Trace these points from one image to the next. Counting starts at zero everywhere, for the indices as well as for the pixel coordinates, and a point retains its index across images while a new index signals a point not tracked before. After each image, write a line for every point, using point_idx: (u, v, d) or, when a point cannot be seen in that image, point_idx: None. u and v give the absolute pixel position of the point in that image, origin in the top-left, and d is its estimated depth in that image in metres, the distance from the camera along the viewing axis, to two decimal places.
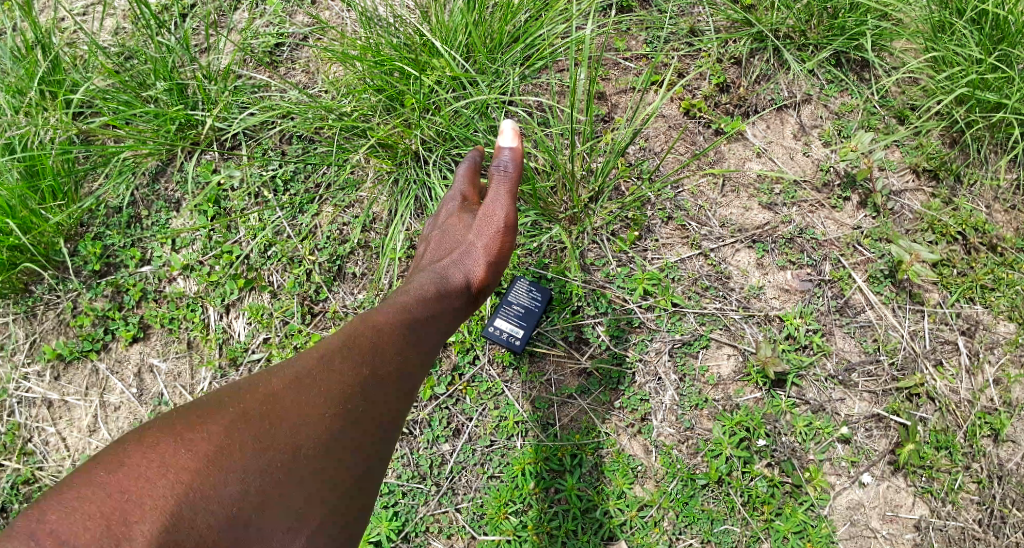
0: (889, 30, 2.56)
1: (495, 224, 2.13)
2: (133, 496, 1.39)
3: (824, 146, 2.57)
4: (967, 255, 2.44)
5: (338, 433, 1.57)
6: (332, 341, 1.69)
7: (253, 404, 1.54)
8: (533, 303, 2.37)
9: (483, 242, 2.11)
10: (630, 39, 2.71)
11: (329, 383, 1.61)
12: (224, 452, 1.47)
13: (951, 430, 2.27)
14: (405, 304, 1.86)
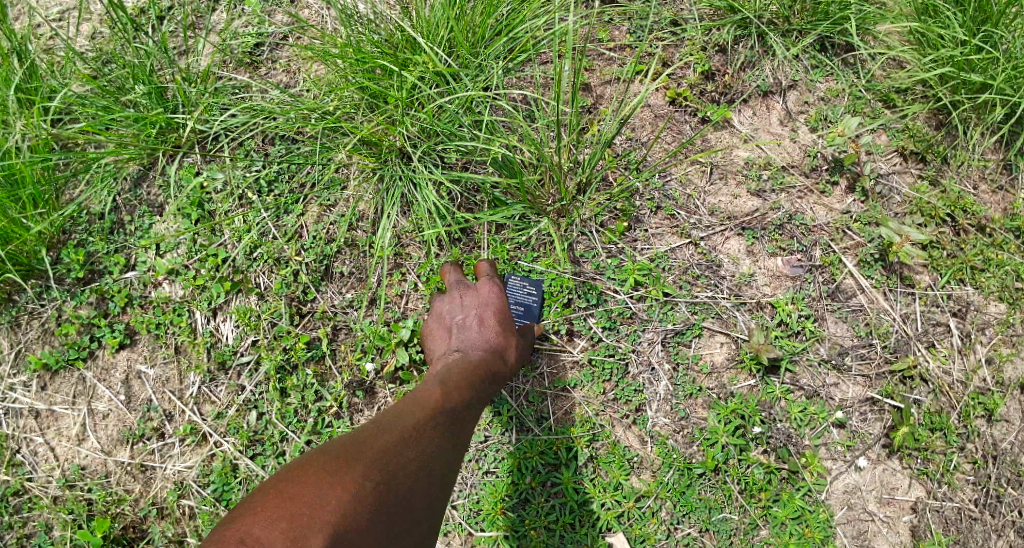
0: (872, 13, 2.59)
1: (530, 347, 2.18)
2: (300, 516, 1.56)
3: (811, 131, 2.57)
4: (956, 236, 2.45)
5: (435, 470, 1.75)
6: (417, 409, 1.84)
7: (368, 449, 1.71)
8: (530, 298, 2.34)
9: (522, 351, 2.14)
10: (614, 29, 2.68)
11: (423, 434, 1.78)
12: (363, 488, 1.64)
13: (945, 412, 2.27)
14: (474, 371, 1.97)
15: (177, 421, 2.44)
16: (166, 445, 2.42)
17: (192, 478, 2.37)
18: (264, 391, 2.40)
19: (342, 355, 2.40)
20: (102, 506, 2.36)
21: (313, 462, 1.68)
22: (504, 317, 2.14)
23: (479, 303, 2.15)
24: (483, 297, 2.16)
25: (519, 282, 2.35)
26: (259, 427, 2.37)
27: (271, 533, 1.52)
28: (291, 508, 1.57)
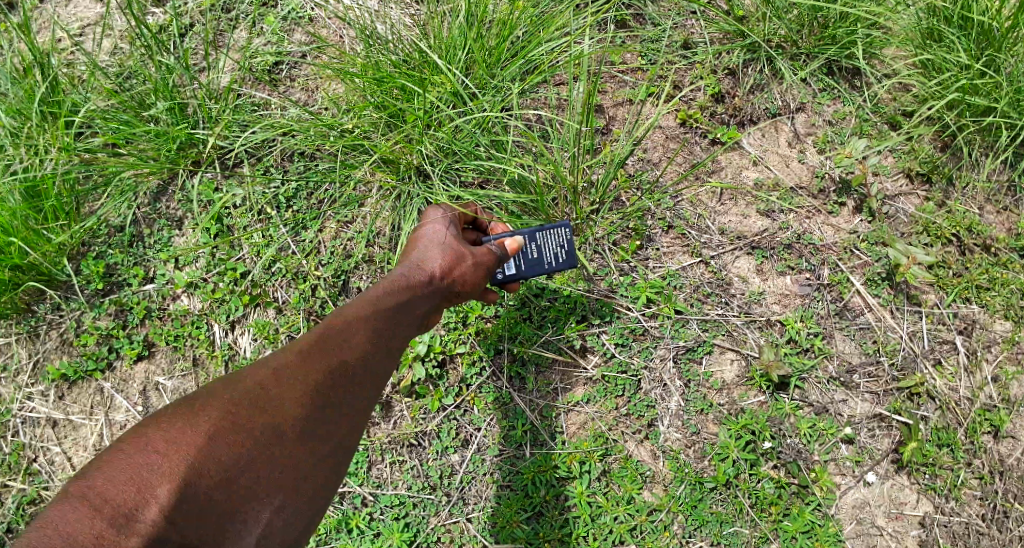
0: (878, 38, 2.67)
1: (484, 273, 1.94)
2: (150, 463, 1.43)
3: (818, 152, 2.64)
4: (962, 255, 2.50)
5: (316, 412, 1.60)
6: (309, 332, 1.67)
7: (242, 387, 1.58)
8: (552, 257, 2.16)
9: (459, 274, 1.87)
10: (626, 52, 2.78)
11: (307, 368, 1.61)
12: (227, 432, 1.51)
13: (952, 428, 2.31)
14: (392, 284, 1.78)
15: None
16: None
17: None
18: None
19: None
20: None
21: (182, 401, 1.56)
22: (443, 245, 1.89)
23: (428, 225, 2.00)
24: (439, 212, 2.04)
25: (559, 238, 2.17)
26: None
27: (111, 484, 1.40)
28: (143, 452, 1.44)
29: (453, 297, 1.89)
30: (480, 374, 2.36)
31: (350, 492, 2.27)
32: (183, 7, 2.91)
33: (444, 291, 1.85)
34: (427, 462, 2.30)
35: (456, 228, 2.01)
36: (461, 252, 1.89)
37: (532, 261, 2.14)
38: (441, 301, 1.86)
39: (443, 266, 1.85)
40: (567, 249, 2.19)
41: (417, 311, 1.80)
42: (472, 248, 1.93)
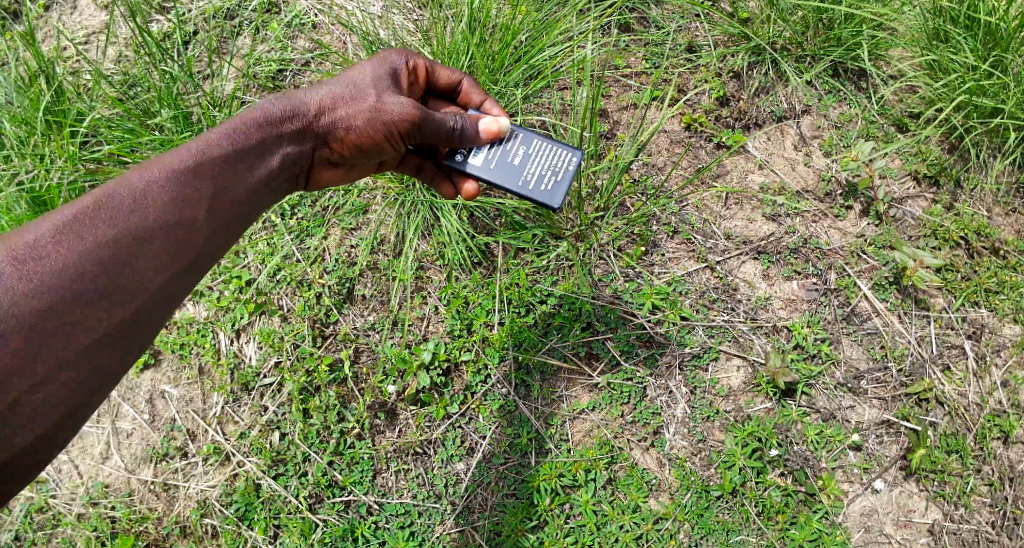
0: (884, 39, 2.65)
1: (392, 131, 1.92)
2: None
3: (825, 155, 2.63)
4: (970, 259, 2.48)
5: (133, 255, 1.60)
6: (143, 169, 1.68)
7: (62, 219, 1.58)
8: (535, 183, 2.09)
9: (347, 122, 1.91)
10: (630, 56, 2.78)
11: (131, 213, 1.62)
12: (27, 271, 1.51)
13: (961, 434, 2.28)
14: (262, 123, 1.84)
15: (201, 441, 2.40)
16: (189, 464, 2.37)
17: (215, 497, 2.30)
18: (287, 411, 2.36)
19: (364, 377, 2.39)
20: (125, 523, 2.29)
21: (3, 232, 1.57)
22: (333, 96, 1.91)
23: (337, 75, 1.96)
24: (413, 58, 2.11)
25: (558, 171, 2.10)
26: (282, 448, 2.32)
27: None
28: None
29: (340, 149, 1.95)
30: (485, 381, 2.37)
31: (355, 501, 2.26)
32: (186, 15, 2.95)
33: (322, 142, 1.93)
34: (432, 471, 2.30)
35: (373, 79, 1.97)
36: (358, 106, 1.91)
37: (513, 168, 2.10)
38: (323, 150, 1.95)
39: (329, 113, 1.90)
40: (557, 183, 2.09)
41: (278, 166, 1.87)
42: (377, 97, 1.92)
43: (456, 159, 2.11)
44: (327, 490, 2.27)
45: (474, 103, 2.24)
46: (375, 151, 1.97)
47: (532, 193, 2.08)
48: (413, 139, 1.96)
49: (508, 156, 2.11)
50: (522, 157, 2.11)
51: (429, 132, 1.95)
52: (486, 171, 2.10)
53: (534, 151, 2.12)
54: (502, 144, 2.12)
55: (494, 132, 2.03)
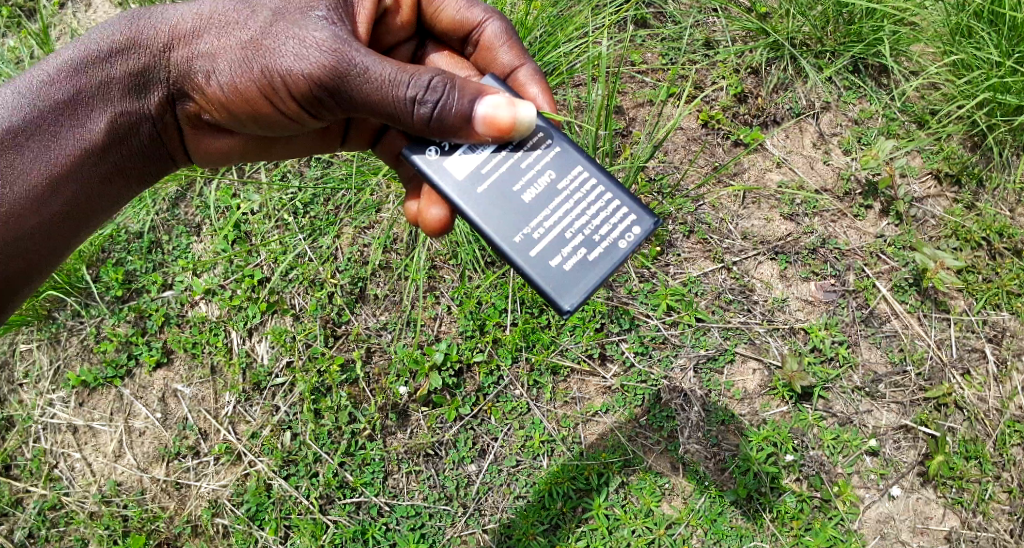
0: (906, 35, 2.60)
1: (256, 71, 1.74)
2: None
3: (844, 153, 2.59)
4: (992, 260, 2.43)
5: None
6: None
7: None
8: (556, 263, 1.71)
9: (205, 56, 1.79)
10: (646, 52, 2.75)
11: None
12: None
13: (981, 440, 2.24)
14: (75, 80, 1.84)
15: (212, 440, 2.40)
16: (200, 463, 2.37)
17: (227, 496, 2.30)
18: (298, 411, 2.36)
19: (375, 378, 2.38)
20: (137, 522, 2.29)
21: None
22: (201, 22, 1.79)
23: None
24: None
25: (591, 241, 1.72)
26: (293, 448, 2.32)
27: None
28: None
29: (205, 99, 1.85)
30: (497, 383, 2.35)
31: (366, 502, 2.26)
32: None
33: (180, 88, 1.86)
34: (443, 473, 2.28)
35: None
36: (232, 35, 1.76)
37: (529, 217, 1.75)
38: (188, 98, 1.88)
39: (185, 50, 1.80)
40: (576, 265, 1.70)
41: (111, 124, 1.90)
42: (255, 28, 1.74)
43: (432, 156, 1.81)
44: (338, 491, 2.26)
45: (496, 51, 2.04)
46: (251, 107, 1.81)
47: (536, 269, 1.71)
48: (295, 94, 1.74)
49: (531, 195, 1.77)
50: (553, 211, 1.75)
51: (339, 87, 1.70)
52: (476, 200, 1.77)
53: (572, 213, 1.75)
54: (528, 174, 1.78)
55: (498, 121, 1.65)
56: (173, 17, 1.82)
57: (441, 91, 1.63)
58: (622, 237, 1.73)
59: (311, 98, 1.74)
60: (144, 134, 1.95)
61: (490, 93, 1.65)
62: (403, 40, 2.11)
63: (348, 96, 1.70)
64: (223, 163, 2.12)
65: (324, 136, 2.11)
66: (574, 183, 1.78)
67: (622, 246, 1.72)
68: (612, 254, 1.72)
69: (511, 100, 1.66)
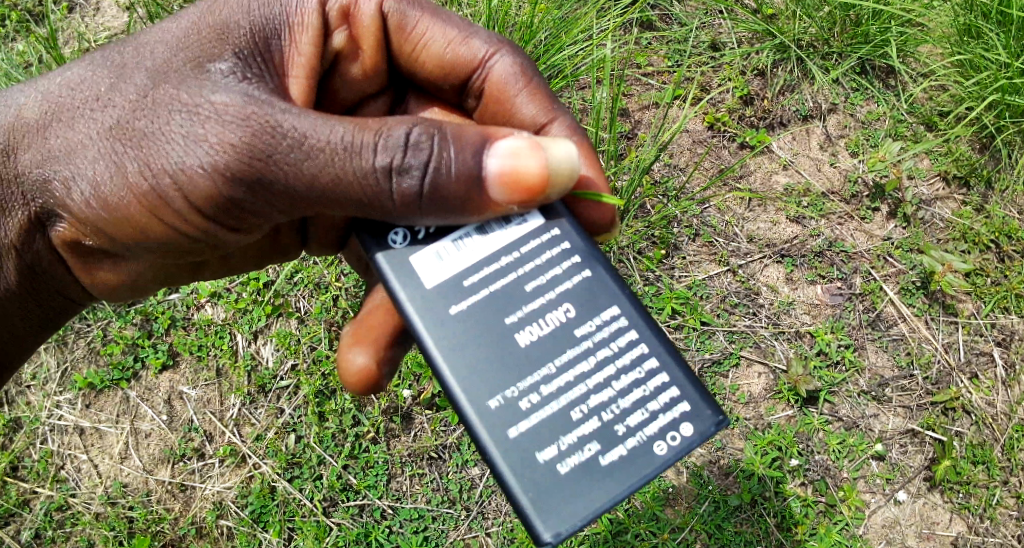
0: (914, 36, 2.60)
1: (130, 171, 1.49)
2: None
3: (851, 156, 2.57)
4: (1001, 263, 2.41)
5: None
6: None
7: None
8: (546, 449, 1.32)
9: (63, 152, 1.55)
10: (652, 55, 2.74)
11: None
12: None
13: (989, 444, 2.22)
14: None
15: (217, 442, 2.40)
16: (206, 465, 2.37)
17: (231, 498, 2.29)
18: (302, 414, 2.36)
19: None
20: (142, 523, 2.29)
21: None
22: (51, 110, 1.57)
23: (88, 58, 1.60)
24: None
25: (596, 447, 1.32)
26: (297, 450, 2.32)
27: None
28: None
29: (74, 217, 1.60)
30: None
31: (369, 505, 2.25)
32: None
33: (43, 205, 1.62)
34: (446, 476, 2.28)
35: (138, 59, 1.54)
36: (92, 120, 1.52)
37: (530, 373, 1.36)
38: (56, 218, 1.64)
39: (43, 159, 1.57)
40: (570, 464, 1.31)
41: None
42: (123, 107, 1.50)
43: (395, 247, 1.46)
44: (342, 494, 2.26)
45: (511, 95, 1.70)
46: (138, 225, 1.56)
47: (516, 451, 1.33)
48: (193, 197, 1.48)
49: (536, 342, 1.38)
50: (565, 374, 1.36)
51: (259, 180, 1.43)
52: (452, 331, 1.40)
53: (591, 385, 1.36)
54: (536, 309, 1.40)
55: (522, 173, 1.34)
56: (18, 106, 1.61)
57: (428, 148, 1.35)
58: (654, 435, 1.33)
59: (213, 198, 1.47)
60: (8, 263, 1.78)
61: (501, 138, 1.37)
62: (375, 95, 1.83)
63: (269, 181, 1.42)
64: (131, 293, 1.91)
65: (256, 246, 1.93)
66: (602, 337, 1.39)
67: (651, 452, 1.32)
68: (633, 460, 1.32)
69: (534, 143, 1.36)
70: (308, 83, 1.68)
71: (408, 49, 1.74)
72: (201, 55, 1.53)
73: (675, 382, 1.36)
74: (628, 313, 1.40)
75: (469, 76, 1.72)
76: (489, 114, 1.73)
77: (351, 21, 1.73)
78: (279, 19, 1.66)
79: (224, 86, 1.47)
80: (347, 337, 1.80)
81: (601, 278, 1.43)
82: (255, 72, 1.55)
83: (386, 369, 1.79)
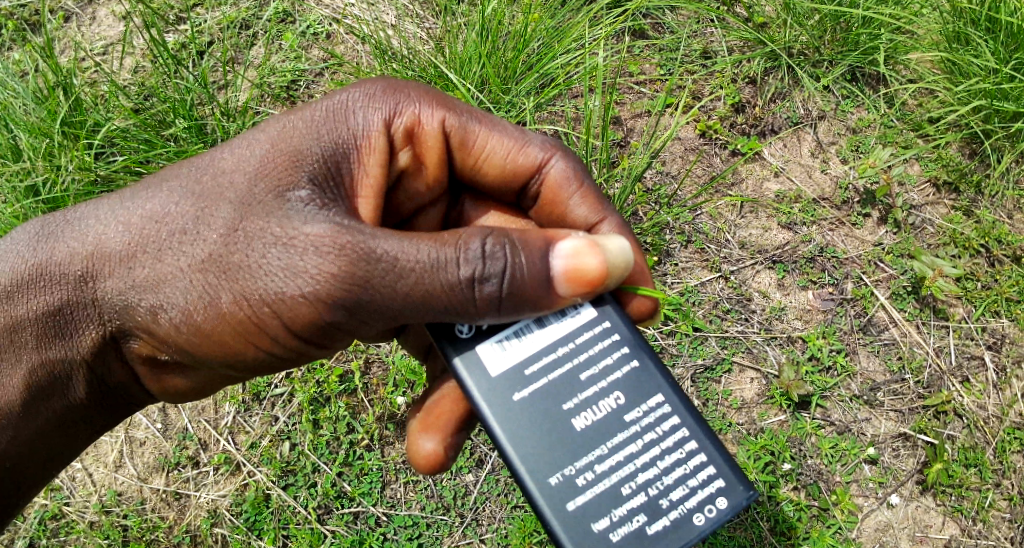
0: (903, 43, 2.63)
1: (225, 301, 1.47)
2: None
3: (842, 162, 2.59)
4: (991, 267, 2.43)
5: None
6: None
7: None
8: (596, 522, 1.37)
9: (149, 284, 1.51)
10: (644, 63, 2.77)
11: None
12: None
13: (981, 448, 2.23)
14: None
15: (212, 450, 2.40)
16: (200, 473, 2.37)
17: (226, 506, 2.30)
18: (297, 422, 2.37)
19: (374, 388, 2.39)
20: (136, 531, 2.30)
21: None
22: (132, 242, 1.52)
23: (166, 183, 1.55)
24: (428, 116, 1.68)
25: (642, 521, 1.37)
26: (292, 458, 2.32)
27: None
28: None
29: (157, 338, 1.57)
30: None
31: (363, 512, 2.25)
32: (201, 25, 2.98)
33: (126, 327, 1.60)
34: (441, 483, 2.28)
35: (221, 188, 1.51)
36: (180, 253, 1.49)
37: (585, 455, 1.40)
38: (137, 338, 1.62)
39: (127, 288, 1.54)
40: (618, 538, 1.36)
41: (34, 376, 1.70)
42: (212, 239, 1.47)
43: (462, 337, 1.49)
44: (336, 501, 2.26)
45: (567, 196, 1.69)
46: (228, 347, 1.53)
47: (569, 527, 1.37)
48: (291, 321, 1.46)
49: (591, 426, 1.42)
50: (616, 455, 1.40)
51: (354, 306, 1.43)
52: (515, 418, 1.43)
53: (638, 464, 1.40)
54: (590, 395, 1.44)
55: (585, 269, 1.42)
56: (95, 236, 1.57)
57: (503, 257, 1.39)
58: (695, 509, 1.38)
59: (311, 323, 1.46)
60: (79, 380, 1.73)
61: (561, 239, 1.45)
62: (428, 203, 1.80)
63: (365, 305, 1.42)
64: (200, 399, 1.86)
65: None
66: (649, 421, 1.43)
67: (692, 525, 1.37)
68: (677, 535, 1.36)
69: (591, 242, 1.45)
70: (377, 202, 1.62)
71: (469, 160, 1.72)
72: (287, 183, 1.51)
73: (712, 461, 1.41)
74: (673, 400, 1.44)
75: (526, 181, 1.71)
76: (542, 213, 1.73)
77: (415, 140, 1.68)
78: (347, 142, 1.61)
79: (313, 216, 1.46)
80: (413, 421, 1.72)
81: (649, 368, 1.47)
82: (336, 195, 1.52)
83: (452, 452, 1.72)
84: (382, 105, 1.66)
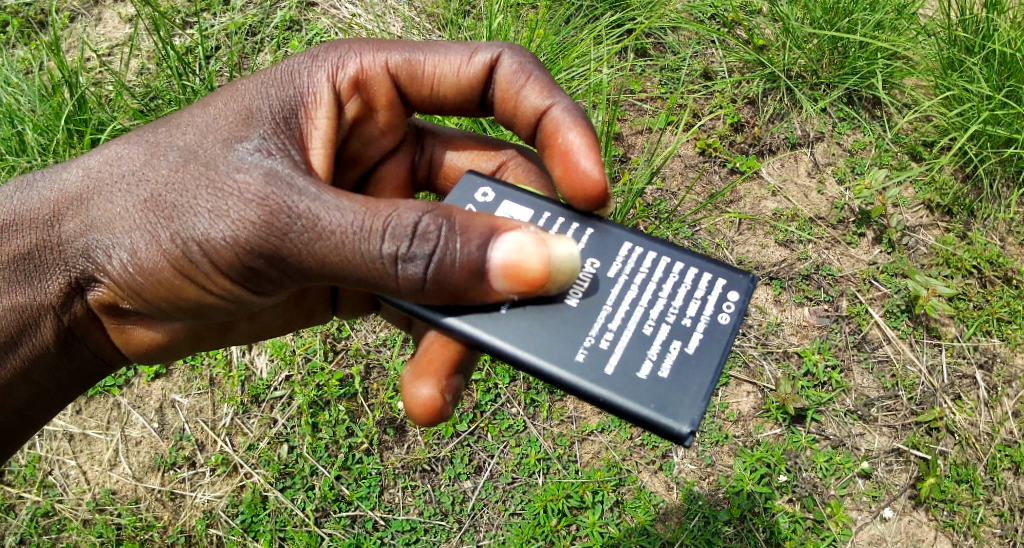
0: (899, 68, 2.69)
1: (163, 239, 1.49)
2: None
3: (838, 183, 2.65)
4: (983, 288, 2.49)
5: None
6: None
7: None
8: (644, 372, 1.39)
9: (100, 223, 1.54)
10: (646, 81, 2.82)
11: None
12: None
13: (972, 464, 2.26)
14: None
15: (208, 451, 2.40)
16: (196, 474, 2.37)
17: (222, 507, 2.29)
18: (295, 425, 2.37)
19: (374, 393, 2.40)
20: (131, 531, 2.29)
21: None
22: (90, 185, 1.57)
23: (126, 136, 1.61)
24: (370, 61, 1.73)
25: (681, 345, 1.41)
26: (290, 461, 2.32)
27: None
28: None
29: (114, 284, 1.59)
30: (494, 401, 2.39)
31: (361, 516, 2.26)
32: (209, 30, 3.01)
33: (84, 270, 1.60)
34: (439, 488, 2.30)
35: (171, 136, 1.56)
36: (128, 194, 1.52)
37: (594, 322, 1.45)
38: (96, 283, 1.62)
39: (80, 232, 1.57)
40: (669, 374, 1.39)
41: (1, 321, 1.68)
42: (156, 180, 1.51)
43: None
44: (334, 504, 2.26)
45: (520, 93, 1.71)
46: (171, 288, 1.55)
47: (623, 390, 1.38)
48: (218, 263, 1.47)
49: (584, 294, 1.47)
50: (620, 308, 1.46)
51: (276, 256, 1.42)
52: (513, 325, 1.45)
53: (644, 304, 1.46)
54: None
55: (524, 268, 1.33)
56: (60, 180, 1.61)
57: (434, 239, 1.32)
58: (714, 313, 1.45)
59: (238, 266, 1.47)
60: (45, 328, 1.71)
61: (507, 230, 1.35)
62: (390, 148, 1.89)
63: (286, 259, 1.42)
64: (164, 356, 1.87)
65: (289, 308, 1.91)
66: (630, 269, 1.51)
67: (720, 325, 1.44)
68: (712, 337, 1.42)
69: (538, 239, 1.35)
70: (328, 152, 1.66)
71: (422, 90, 1.76)
72: (232, 133, 1.54)
73: (702, 268, 1.50)
74: (639, 242, 1.53)
75: (481, 93, 1.76)
76: (503, 116, 1.76)
77: (361, 87, 1.73)
78: (294, 98, 1.65)
79: (251, 166, 1.48)
80: (405, 372, 1.59)
81: (606, 230, 1.56)
82: (280, 145, 1.55)
83: (450, 400, 1.58)
84: (326, 61, 1.71)
